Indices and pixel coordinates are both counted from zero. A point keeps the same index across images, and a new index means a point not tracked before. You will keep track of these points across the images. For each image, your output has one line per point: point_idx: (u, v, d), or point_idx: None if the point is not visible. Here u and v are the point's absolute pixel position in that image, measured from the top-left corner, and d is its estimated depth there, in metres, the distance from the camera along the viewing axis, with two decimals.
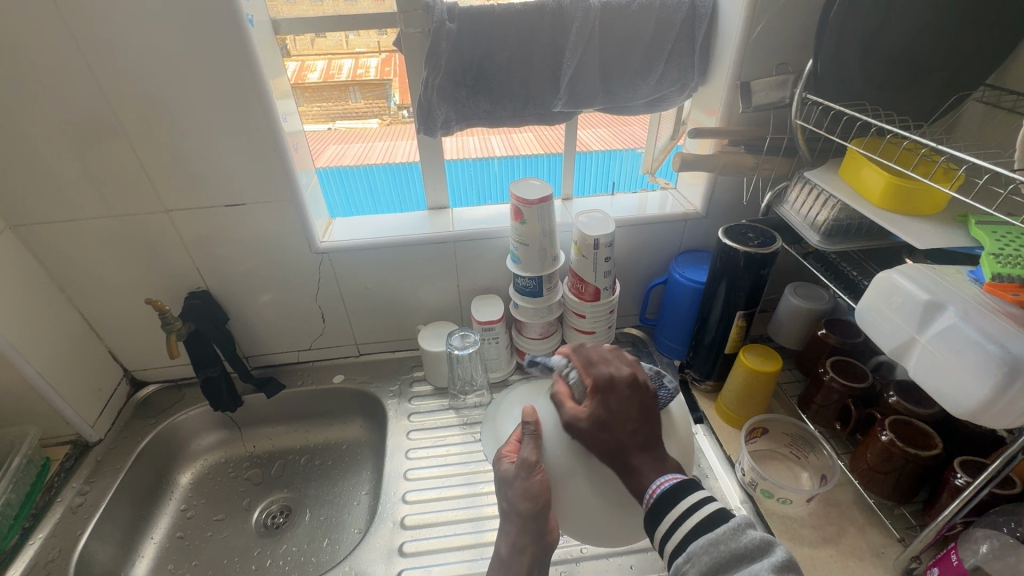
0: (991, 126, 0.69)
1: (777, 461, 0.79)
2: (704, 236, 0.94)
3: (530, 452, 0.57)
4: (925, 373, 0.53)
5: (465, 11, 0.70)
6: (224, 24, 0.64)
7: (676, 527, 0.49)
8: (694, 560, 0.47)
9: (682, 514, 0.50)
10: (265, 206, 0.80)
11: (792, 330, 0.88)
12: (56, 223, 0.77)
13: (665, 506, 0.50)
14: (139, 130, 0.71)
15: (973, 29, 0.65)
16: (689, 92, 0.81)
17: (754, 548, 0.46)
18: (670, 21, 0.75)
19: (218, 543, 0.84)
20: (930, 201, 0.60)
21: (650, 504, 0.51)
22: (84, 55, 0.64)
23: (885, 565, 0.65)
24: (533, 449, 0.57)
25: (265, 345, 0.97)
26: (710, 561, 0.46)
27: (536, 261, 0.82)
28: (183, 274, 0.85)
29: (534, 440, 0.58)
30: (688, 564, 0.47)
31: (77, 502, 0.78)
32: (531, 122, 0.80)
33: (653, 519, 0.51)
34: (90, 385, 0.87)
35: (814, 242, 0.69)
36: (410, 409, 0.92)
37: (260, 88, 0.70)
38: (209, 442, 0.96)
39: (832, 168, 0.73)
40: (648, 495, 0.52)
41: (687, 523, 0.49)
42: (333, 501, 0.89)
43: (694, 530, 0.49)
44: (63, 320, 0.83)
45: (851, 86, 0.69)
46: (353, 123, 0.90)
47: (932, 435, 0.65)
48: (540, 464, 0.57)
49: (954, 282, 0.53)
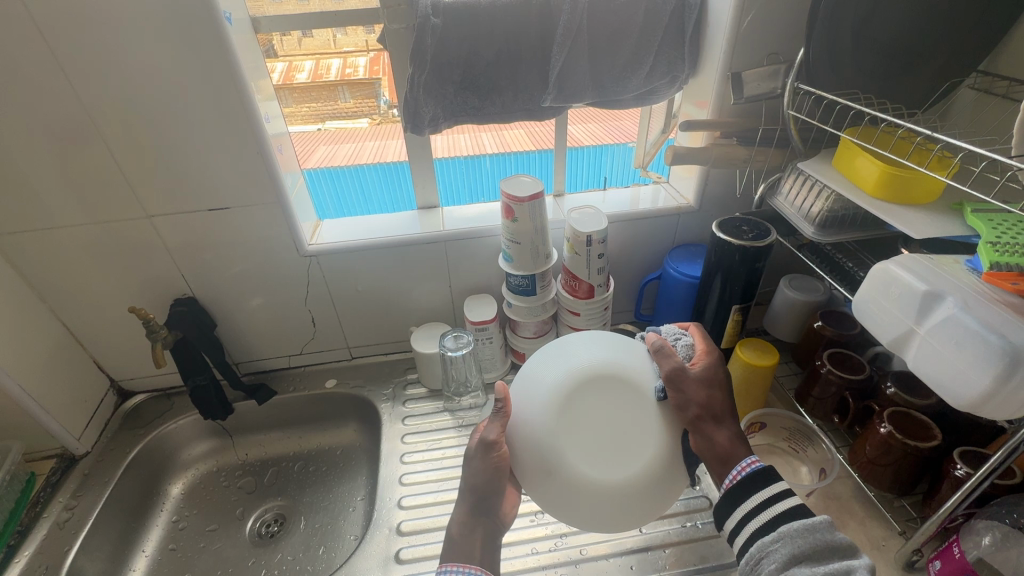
0: (985, 112, 0.69)
1: (776, 455, 0.78)
2: (699, 229, 0.93)
3: (492, 433, 0.59)
4: (925, 365, 0.52)
5: (450, 5, 0.68)
6: (201, 22, 0.62)
7: (765, 506, 0.54)
8: (786, 539, 0.51)
9: (773, 497, 0.55)
10: (250, 209, 0.78)
11: (787, 322, 0.88)
12: (35, 232, 0.74)
13: (754, 483, 0.56)
14: (118, 133, 0.69)
15: (964, 16, 0.64)
16: (680, 85, 0.80)
17: (843, 545, 0.50)
18: (659, 13, 0.73)
19: (212, 554, 0.83)
20: (925, 190, 0.60)
21: (739, 478, 0.57)
22: (56, 58, 0.62)
23: (885, 558, 0.64)
24: (497, 429, 0.59)
25: (254, 351, 0.95)
26: (804, 544, 0.50)
27: (528, 259, 0.81)
28: (169, 281, 0.83)
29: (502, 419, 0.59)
30: (778, 544, 0.51)
31: (64, 517, 0.76)
32: (520, 118, 0.78)
33: (735, 498, 0.56)
34: (76, 397, 0.85)
35: (808, 233, 0.68)
36: (405, 412, 0.91)
37: (240, 88, 0.68)
38: (200, 451, 0.94)
39: (826, 158, 0.71)
40: (735, 470, 0.58)
41: (777, 506, 0.54)
42: (328, 508, 0.88)
43: (785, 515, 0.53)
44: (47, 331, 0.81)
45: (846, 75, 0.68)
46: (342, 123, 0.88)
47: (932, 426, 0.64)
48: (502, 443, 0.59)
49: (952, 272, 0.53)
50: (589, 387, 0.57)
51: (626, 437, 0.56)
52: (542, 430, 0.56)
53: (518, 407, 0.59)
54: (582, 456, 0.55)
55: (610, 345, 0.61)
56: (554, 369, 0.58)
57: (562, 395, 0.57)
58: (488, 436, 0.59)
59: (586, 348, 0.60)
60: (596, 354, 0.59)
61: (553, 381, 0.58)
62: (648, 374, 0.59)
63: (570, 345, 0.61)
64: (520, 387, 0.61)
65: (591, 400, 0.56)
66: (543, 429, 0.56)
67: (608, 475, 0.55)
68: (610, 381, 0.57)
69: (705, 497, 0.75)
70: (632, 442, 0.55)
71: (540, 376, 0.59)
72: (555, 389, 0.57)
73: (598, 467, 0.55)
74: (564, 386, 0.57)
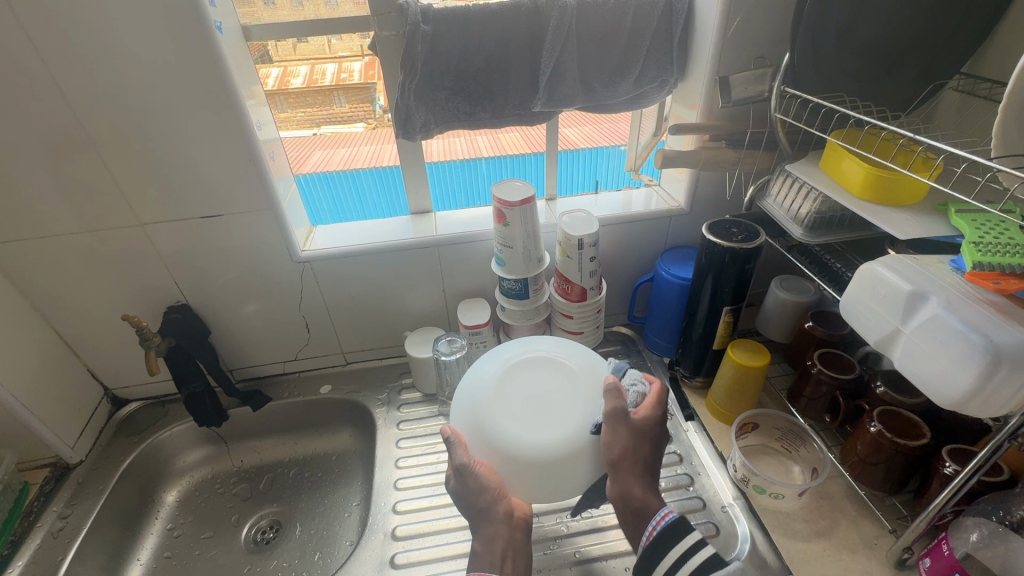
0: (969, 114, 0.70)
1: (769, 456, 0.79)
2: (690, 232, 0.94)
3: (458, 456, 0.62)
4: (911, 364, 0.52)
5: (439, 12, 0.69)
6: (190, 31, 0.63)
7: (684, 561, 0.57)
8: None
9: (688, 549, 0.57)
10: (242, 216, 0.78)
11: (778, 323, 0.89)
12: (27, 241, 0.74)
13: (671, 535, 0.59)
14: (109, 142, 0.69)
15: (945, 19, 0.65)
16: (669, 89, 0.80)
17: None
18: (647, 18, 0.74)
19: (207, 561, 0.83)
20: (910, 191, 0.60)
21: (655, 534, 0.59)
22: (46, 68, 0.62)
23: (877, 556, 0.65)
24: (464, 453, 0.62)
25: (248, 357, 0.95)
26: None
27: (520, 263, 0.81)
28: (162, 289, 0.83)
29: (461, 446, 0.63)
30: None
31: (58, 526, 0.76)
32: (511, 122, 0.79)
33: (653, 557, 0.58)
34: (69, 406, 0.85)
35: (797, 235, 0.69)
36: (399, 416, 0.91)
37: (231, 95, 0.68)
38: (194, 459, 0.94)
39: (813, 161, 0.72)
40: (652, 525, 0.60)
41: (693, 561, 0.57)
42: (323, 514, 0.88)
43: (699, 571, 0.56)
44: (39, 340, 0.81)
45: (831, 77, 0.69)
46: (339, 128, 0.89)
47: (920, 424, 0.65)
48: (472, 462, 0.62)
49: (936, 271, 0.54)
50: (520, 370, 0.67)
51: (557, 406, 0.64)
52: (488, 405, 0.64)
53: (464, 399, 0.67)
54: (531, 429, 0.62)
55: (536, 343, 0.71)
56: (487, 370, 0.67)
57: (498, 383, 0.65)
58: (457, 459, 0.62)
59: (517, 348, 0.71)
60: (516, 351, 0.69)
61: (489, 378, 0.66)
62: (563, 350, 0.70)
63: (503, 349, 0.71)
64: (460, 400, 0.67)
65: (523, 380, 0.66)
66: (488, 405, 0.64)
67: (557, 436, 0.61)
68: (537, 362, 0.68)
69: (699, 498, 0.74)
70: (566, 408, 0.63)
71: (479, 377, 0.67)
72: (490, 381, 0.66)
73: (547, 431, 0.61)
74: (500, 379, 0.66)
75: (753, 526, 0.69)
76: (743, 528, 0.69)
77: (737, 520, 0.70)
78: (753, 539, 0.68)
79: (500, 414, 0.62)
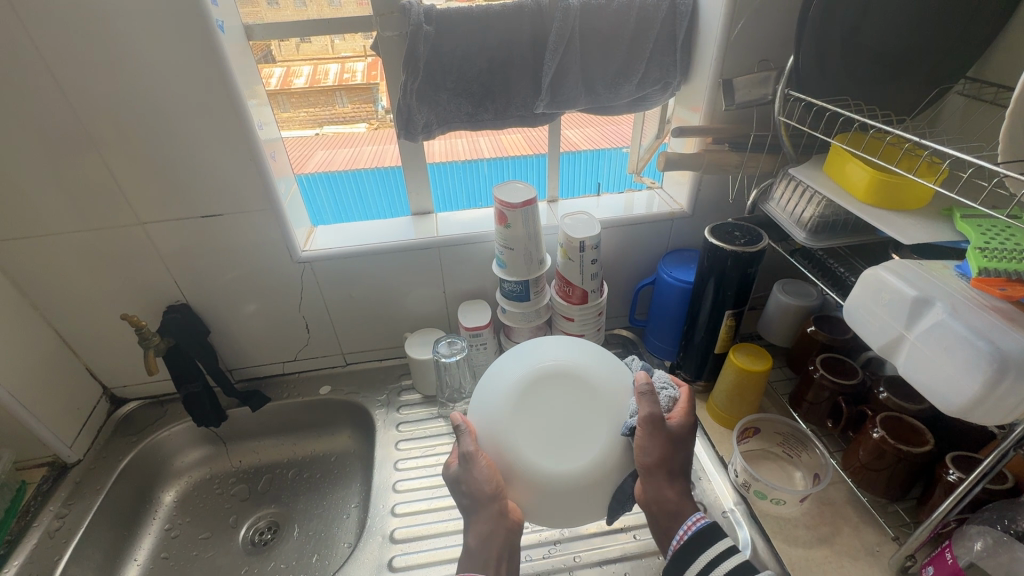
0: (974, 118, 0.69)
1: (770, 460, 0.78)
2: (692, 235, 0.93)
3: (466, 445, 0.61)
4: (914, 370, 0.52)
5: (442, 13, 0.69)
6: (192, 29, 0.63)
7: (715, 566, 0.57)
8: None
9: (720, 556, 0.58)
10: (243, 216, 0.78)
11: (781, 327, 0.88)
12: (26, 239, 0.74)
13: (701, 543, 0.59)
14: (109, 140, 0.69)
15: (953, 23, 0.65)
16: (672, 91, 0.80)
17: None
18: (651, 20, 0.74)
19: (205, 563, 0.82)
20: (915, 195, 0.60)
21: (686, 539, 0.60)
22: (47, 67, 0.62)
23: (880, 564, 0.64)
24: (472, 441, 0.61)
25: (247, 358, 0.95)
26: None
27: (522, 265, 0.81)
28: (161, 288, 0.83)
29: (470, 436, 0.62)
30: None
31: (55, 526, 0.76)
32: (513, 124, 0.78)
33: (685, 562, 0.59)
34: (67, 405, 0.84)
35: (800, 239, 0.68)
36: (399, 418, 0.90)
37: (232, 94, 0.68)
38: (193, 459, 0.94)
39: (817, 164, 0.72)
40: (683, 530, 0.61)
41: (724, 565, 0.57)
42: (322, 516, 0.88)
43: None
44: (38, 339, 0.80)
45: (836, 80, 0.68)
46: (340, 128, 0.95)
47: (923, 431, 0.64)
48: (479, 453, 0.60)
49: (941, 277, 0.53)
50: (531, 396, 0.61)
51: (580, 428, 0.60)
52: (508, 431, 0.59)
53: (480, 421, 0.62)
54: (571, 456, 0.59)
55: (549, 347, 0.66)
56: (496, 411, 0.61)
57: (514, 424, 0.60)
58: (463, 447, 0.61)
59: (529, 357, 0.64)
60: (529, 364, 0.63)
61: (503, 422, 0.60)
62: (576, 355, 0.65)
63: (513, 358, 0.65)
64: (475, 423, 0.63)
65: (538, 406, 0.60)
66: (507, 433, 0.59)
67: (590, 458, 0.59)
68: (545, 380, 0.62)
69: (699, 503, 0.74)
70: (590, 429, 0.60)
71: (492, 399, 0.62)
72: (505, 424, 0.60)
73: (575, 457, 0.59)
74: (513, 417, 0.60)
75: (754, 532, 0.69)
76: (743, 534, 0.69)
77: (737, 527, 0.70)
78: (754, 545, 0.68)
79: (522, 443, 0.59)
